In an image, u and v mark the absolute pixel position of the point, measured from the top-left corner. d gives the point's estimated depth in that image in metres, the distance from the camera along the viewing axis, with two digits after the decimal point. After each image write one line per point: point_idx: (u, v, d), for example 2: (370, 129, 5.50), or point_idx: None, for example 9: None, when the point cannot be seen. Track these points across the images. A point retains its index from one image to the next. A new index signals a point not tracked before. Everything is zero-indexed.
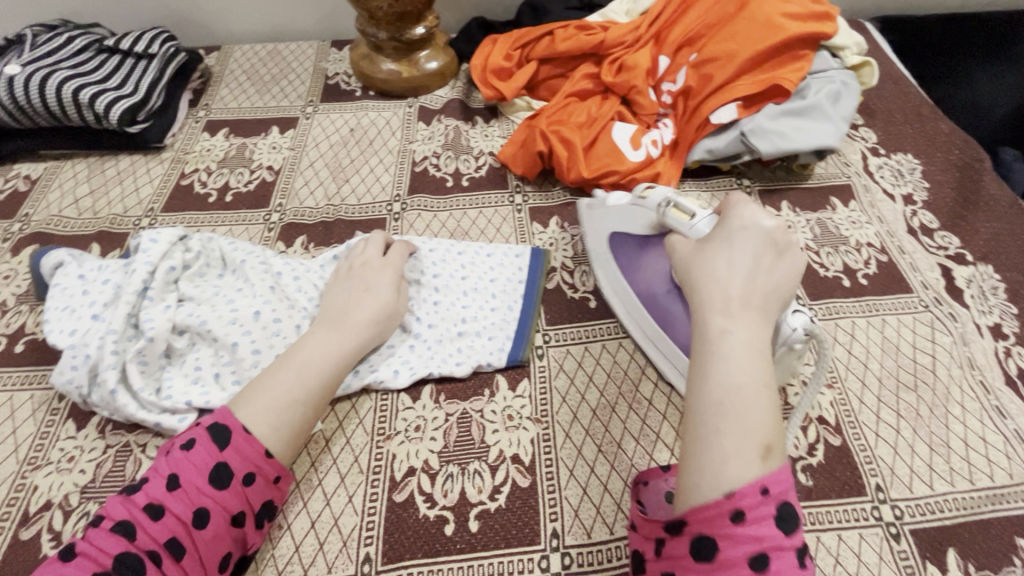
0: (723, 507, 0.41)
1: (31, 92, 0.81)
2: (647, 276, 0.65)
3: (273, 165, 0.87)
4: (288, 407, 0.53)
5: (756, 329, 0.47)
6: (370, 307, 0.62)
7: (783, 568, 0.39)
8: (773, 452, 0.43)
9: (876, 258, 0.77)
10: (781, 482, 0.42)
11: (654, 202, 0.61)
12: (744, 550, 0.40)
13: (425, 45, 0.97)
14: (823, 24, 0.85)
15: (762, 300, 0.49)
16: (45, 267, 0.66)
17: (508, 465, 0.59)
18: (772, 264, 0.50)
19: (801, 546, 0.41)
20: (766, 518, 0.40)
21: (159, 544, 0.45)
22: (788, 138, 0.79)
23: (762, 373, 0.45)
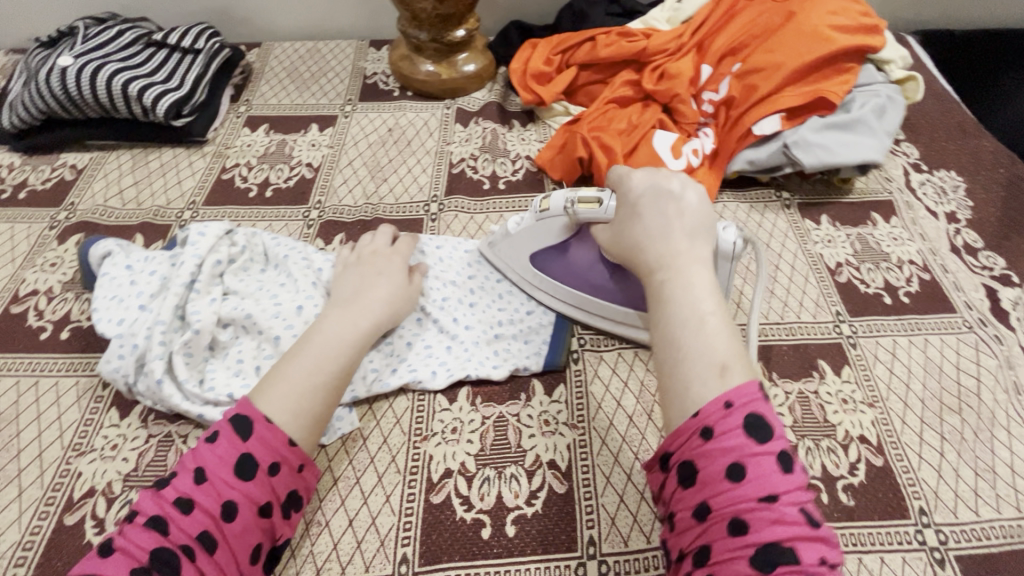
0: (690, 429, 0.44)
1: (83, 84, 0.83)
2: (584, 274, 0.67)
3: (312, 162, 0.88)
4: (310, 392, 0.52)
5: (688, 266, 0.52)
6: (382, 288, 0.63)
7: (763, 474, 0.41)
8: (730, 369, 0.45)
9: (919, 276, 0.76)
10: (744, 391, 0.44)
11: (559, 208, 0.65)
12: (720, 464, 0.42)
13: (464, 48, 0.98)
14: (870, 37, 0.84)
15: (687, 240, 0.54)
16: (93, 257, 0.67)
17: (545, 470, 0.58)
18: (680, 208, 0.56)
19: (783, 451, 0.42)
20: (733, 428, 0.42)
21: (191, 538, 0.45)
22: (832, 152, 0.78)
23: (703, 302, 0.49)
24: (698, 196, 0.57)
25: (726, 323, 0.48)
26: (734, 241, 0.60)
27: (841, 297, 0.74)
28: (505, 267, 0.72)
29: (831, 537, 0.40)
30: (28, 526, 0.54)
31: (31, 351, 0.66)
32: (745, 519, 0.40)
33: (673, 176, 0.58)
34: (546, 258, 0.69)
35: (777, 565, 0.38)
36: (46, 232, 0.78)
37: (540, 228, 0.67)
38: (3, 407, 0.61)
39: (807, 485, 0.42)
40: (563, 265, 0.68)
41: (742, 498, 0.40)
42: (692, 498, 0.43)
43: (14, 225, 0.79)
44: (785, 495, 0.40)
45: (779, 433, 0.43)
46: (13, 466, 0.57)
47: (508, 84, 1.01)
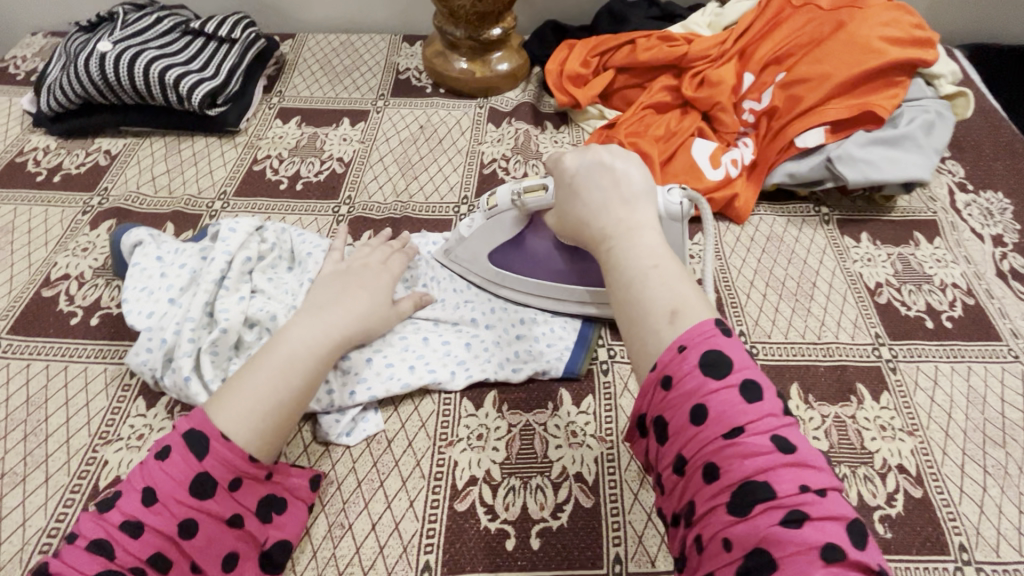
0: (653, 381, 0.42)
1: (120, 70, 0.83)
2: (543, 264, 0.67)
3: (343, 157, 0.87)
4: (269, 408, 0.49)
5: (629, 228, 0.52)
6: (364, 302, 0.59)
7: (725, 409, 0.39)
8: (681, 312, 0.45)
9: (962, 300, 0.73)
10: (697, 331, 0.42)
11: (507, 202, 0.64)
12: (683, 411, 0.40)
13: (499, 46, 0.97)
14: (923, 51, 0.81)
15: (625, 207, 0.54)
16: (124, 245, 0.67)
17: (571, 483, 0.57)
18: (617, 176, 0.56)
19: (747, 381, 0.40)
20: (691, 370, 0.41)
21: (142, 560, 0.44)
22: (878, 168, 0.76)
23: (648, 257, 0.49)
24: (630, 162, 0.57)
25: (678, 271, 0.49)
26: (682, 201, 0.58)
27: (881, 319, 0.71)
28: (466, 271, 0.71)
29: (812, 461, 0.38)
30: (53, 512, 0.54)
31: (60, 335, 0.66)
32: (715, 462, 0.38)
33: (600, 149, 0.58)
34: (502, 254, 0.68)
35: (756, 504, 0.36)
36: (79, 216, 0.78)
37: (492, 224, 0.66)
38: (33, 390, 0.61)
39: (782, 411, 0.40)
40: (523, 257, 0.67)
41: (709, 440, 0.38)
42: (669, 454, 0.41)
43: (48, 208, 0.79)
44: (751, 425, 0.38)
45: (742, 364, 0.41)
46: (40, 452, 0.57)
47: (541, 84, 0.99)
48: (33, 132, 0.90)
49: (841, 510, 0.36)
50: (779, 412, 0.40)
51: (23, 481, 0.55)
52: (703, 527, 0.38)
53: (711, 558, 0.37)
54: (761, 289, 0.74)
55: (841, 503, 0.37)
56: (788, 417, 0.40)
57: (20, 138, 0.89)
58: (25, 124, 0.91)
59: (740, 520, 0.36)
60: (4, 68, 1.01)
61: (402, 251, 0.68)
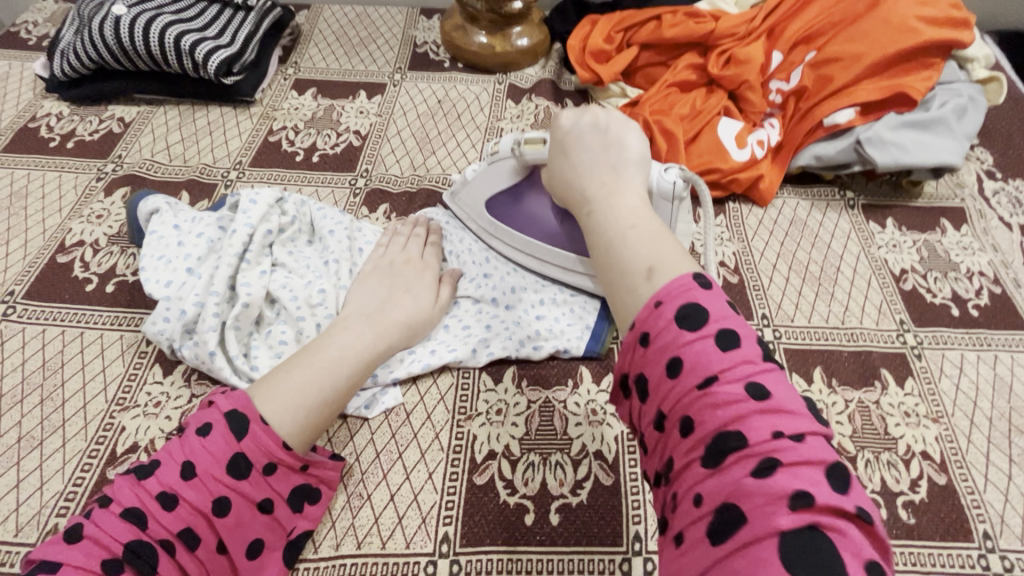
0: (631, 341, 0.38)
1: (136, 34, 0.81)
2: (537, 223, 0.66)
3: (360, 130, 0.86)
4: (319, 406, 0.50)
5: (611, 192, 0.49)
6: (413, 309, 0.60)
7: (700, 359, 0.34)
8: (656, 270, 0.40)
9: (989, 289, 0.71)
10: (674, 286, 0.38)
11: (507, 150, 0.63)
12: (658, 364, 0.36)
13: (520, 20, 0.94)
14: (960, 32, 0.79)
15: (612, 171, 0.51)
16: (141, 212, 0.66)
17: (591, 461, 0.56)
18: (609, 139, 0.53)
19: (723, 329, 0.35)
20: (666, 323, 0.36)
21: (173, 534, 0.44)
22: (907, 151, 0.74)
23: (627, 217, 0.46)
24: (625, 124, 0.54)
25: (657, 229, 0.45)
26: (677, 180, 0.55)
27: (905, 305, 0.70)
28: (466, 218, 0.72)
29: (788, 407, 0.33)
30: (71, 477, 0.53)
31: (76, 301, 0.65)
32: (689, 415, 0.34)
33: (597, 111, 0.56)
34: (499, 205, 0.68)
35: (726, 455, 0.32)
36: (94, 183, 0.77)
37: (491, 173, 0.66)
38: (48, 355, 0.61)
39: (762, 357, 0.35)
40: (518, 212, 0.67)
41: (682, 393, 0.34)
42: (649, 410, 0.37)
43: (61, 173, 0.78)
44: (725, 373, 0.33)
45: (721, 314, 0.36)
46: (57, 417, 0.57)
47: (562, 61, 0.97)
48: (45, 98, 0.89)
49: (820, 454, 0.31)
50: (759, 358, 0.35)
51: (41, 445, 0.55)
52: (678, 485, 0.34)
53: (684, 516, 0.33)
54: (785, 272, 0.73)
55: (823, 447, 0.32)
56: (769, 362, 0.35)
57: (33, 103, 0.88)
58: (38, 89, 0.90)
59: (712, 473, 0.32)
60: (16, 33, 0.99)
61: (420, 236, 0.67)
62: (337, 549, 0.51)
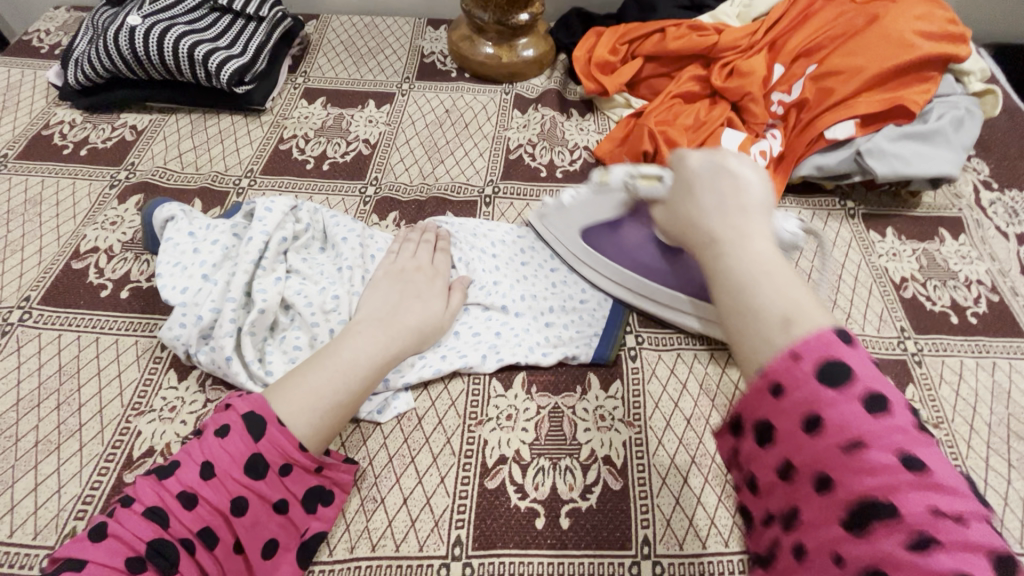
0: (760, 389, 0.34)
1: (149, 44, 0.83)
2: (632, 253, 0.66)
3: (369, 138, 0.87)
4: (331, 410, 0.51)
5: (745, 234, 0.41)
6: (425, 314, 0.61)
7: (847, 421, 0.30)
8: (794, 322, 0.34)
9: (987, 297, 0.73)
10: (816, 339, 0.32)
11: (619, 182, 0.62)
12: (792, 419, 0.32)
13: (526, 32, 0.96)
14: (956, 46, 0.81)
15: (743, 213, 0.43)
16: (156, 219, 0.67)
17: (600, 465, 0.57)
18: (738, 181, 0.46)
19: (875, 392, 0.31)
20: (804, 376, 0.32)
21: (192, 533, 0.45)
22: (907, 162, 0.76)
23: (764, 263, 0.38)
24: (751, 168, 0.47)
25: (799, 283, 0.37)
26: (794, 231, 0.55)
27: (906, 313, 0.71)
28: (556, 241, 0.72)
29: (949, 486, 0.28)
30: (88, 480, 0.54)
31: (91, 307, 0.66)
32: (829, 474, 0.30)
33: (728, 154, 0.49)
34: (595, 233, 0.68)
35: (872, 522, 0.28)
36: (107, 190, 0.78)
37: (598, 199, 0.66)
38: (64, 360, 0.62)
39: (918, 426, 0.30)
40: (615, 241, 0.67)
41: (820, 454, 0.31)
42: (772, 456, 0.34)
43: (75, 180, 0.79)
44: (875, 439, 0.29)
45: (871, 374, 0.31)
46: (74, 421, 0.58)
47: (567, 71, 0.99)
48: (58, 105, 0.90)
49: (989, 542, 0.27)
50: (914, 427, 0.30)
51: (58, 449, 0.56)
52: (808, 538, 0.31)
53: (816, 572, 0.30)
54: None
55: (990, 534, 0.27)
56: (926, 433, 0.30)
57: (46, 111, 0.89)
58: (51, 97, 0.91)
59: (855, 538, 0.29)
60: (28, 41, 1.01)
61: (428, 241, 0.69)
62: (351, 552, 0.52)
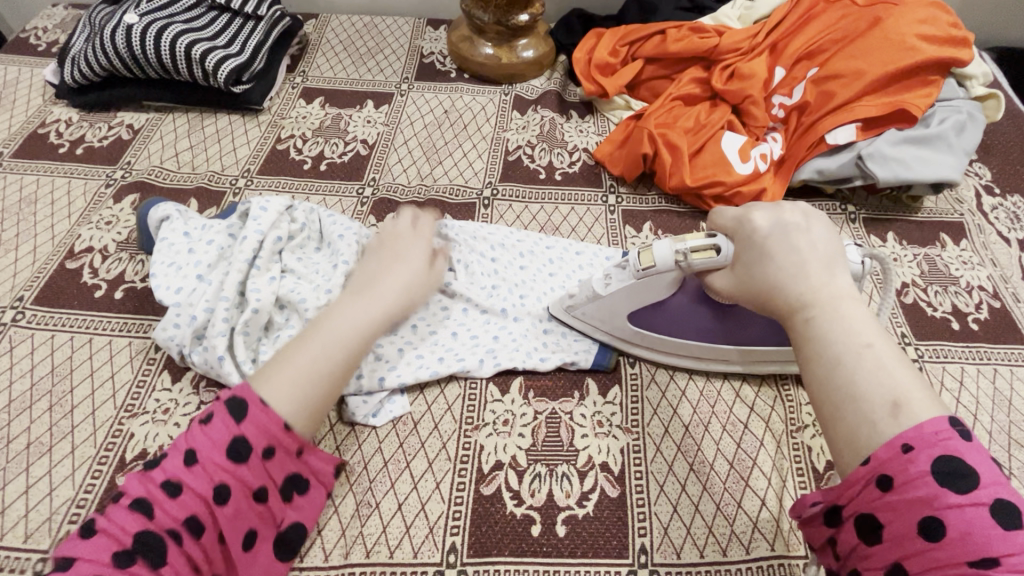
0: (865, 477, 0.37)
1: (147, 43, 0.82)
2: (687, 324, 0.60)
3: (367, 139, 0.87)
4: (313, 381, 0.49)
5: (835, 298, 0.45)
6: (406, 269, 0.58)
7: (970, 530, 0.33)
8: (902, 405, 0.38)
9: (989, 303, 0.72)
10: (930, 431, 0.36)
11: (668, 262, 0.55)
12: (909, 519, 0.35)
13: (526, 33, 0.95)
14: (959, 50, 0.80)
15: (826, 272, 0.47)
16: (151, 219, 0.66)
17: (597, 472, 0.57)
18: (811, 238, 0.50)
19: (996, 499, 0.34)
20: (920, 476, 0.35)
21: (178, 522, 0.43)
22: (908, 167, 0.75)
23: (860, 334, 0.42)
24: (813, 222, 0.51)
25: (895, 352, 0.41)
26: (862, 261, 0.55)
27: (907, 319, 0.71)
28: (595, 327, 0.64)
29: None
30: (81, 483, 0.53)
31: (85, 308, 0.66)
32: None
33: (792, 208, 0.52)
34: (643, 316, 0.61)
35: None
36: (103, 189, 0.78)
37: (643, 285, 0.58)
38: (57, 361, 0.61)
39: None
40: (666, 318, 0.61)
41: (944, 561, 0.33)
42: (879, 554, 0.36)
43: (70, 179, 0.79)
44: (1008, 557, 0.32)
45: (989, 480, 0.35)
46: (66, 423, 0.57)
47: (567, 73, 0.98)
48: (55, 103, 0.89)
49: None
50: None
51: (50, 451, 0.55)
52: None
53: None
54: None
55: None
56: None
57: (42, 109, 0.88)
58: (47, 95, 0.91)
59: None
60: (26, 39, 1.00)
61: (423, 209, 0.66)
62: (346, 558, 0.51)
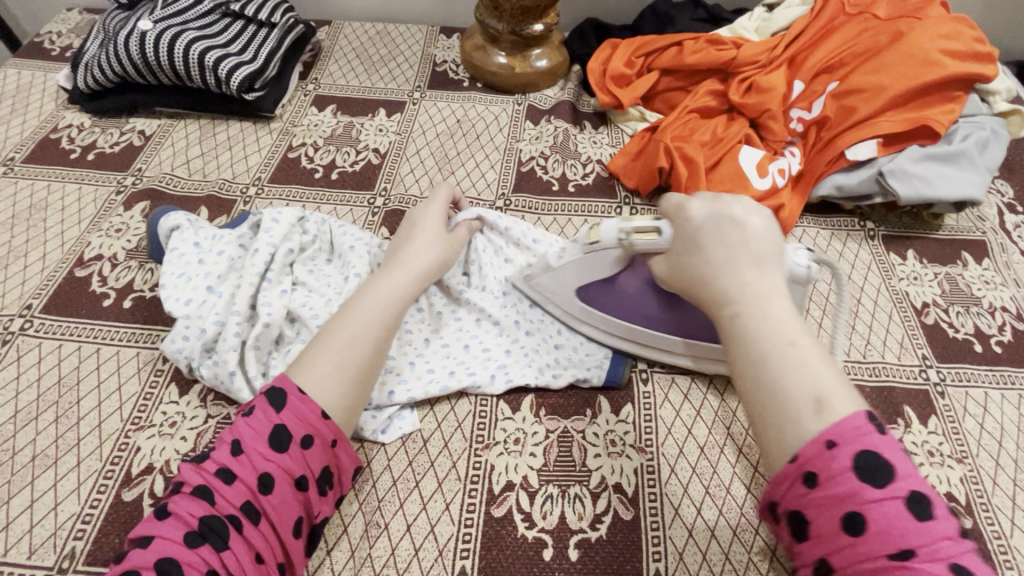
0: (792, 474, 0.38)
1: (160, 50, 0.82)
2: (635, 308, 0.61)
3: (379, 148, 0.86)
4: (348, 343, 0.51)
5: (760, 294, 0.45)
6: (424, 258, 0.60)
7: (889, 526, 0.34)
8: (825, 402, 0.39)
9: (1012, 325, 0.70)
10: (849, 426, 0.37)
11: (612, 239, 0.57)
12: (833, 516, 0.36)
13: (541, 43, 0.95)
14: (983, 66, 0.79)
15: (755, 268, 0.47)
16: (161, 228, 0.66)
17: (610, 494, 0.55)
18: (745, 232, 0.49)
19: (912, 491, 0.35)
20: (842, 471, 0.36)
21: (236, 508, 0.43)
22: (931, 185, 0.74)
23: (781, 332, 0.43)
24: (754, 212, 0.50)
25: (818, 350, 0.42)
26: (808, 265, 0.52)
27: (927, 340, 0.69)
28: (548, 301, 0.66)
29: None
30: (86, 498, 0.52)
31: (93, 317, 0.65)
32: None
33: (733, 200, 0.51)
34: (591, 293, 0.62)
35: None
36: (113, 196, 0.77)
37: (590, 260, 0.60)
38: (65, 371, 0.61)
39: (958, 534, 0.34)
40: (615, 300, 0.62)
41: (867, 556, 0.34)
42: (809, 552, 0.37)
43: (80, 186, 0.79)
44: (924, 549, 0.33)
45: (906, 472, 0.36)
46: (72, 435, 0.56)
47: (581, 83, 0.97)
48: (67, 108, 0.89)
49: None
50: (955, 535, 0.34)
51: (55, 464, 0.55)
52: None
53: None
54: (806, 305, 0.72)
55: None
56: (965, 540, 0.35)
57: (54, 114, 0.88)
58: (60, 100, 0.91)
59: None
60: (40, 43, 1.00)
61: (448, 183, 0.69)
62: None
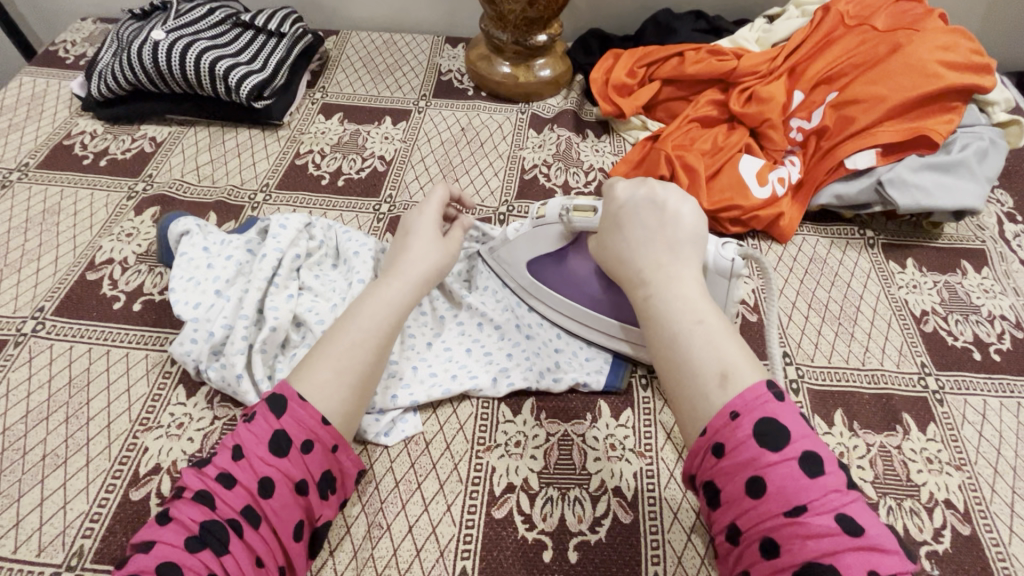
0: (702, 447, 0.41)
1: (172, 59, 0.84)
2: (579, 286, 0.64)
3: (385, 155, 0.87)
4: (349, 351, 0.52)
5: (670, 275, 0.49)
6: (423, 265, 0.60)
7: (784, 485, 0.36)
8: (730, 375, 0.42)
9: (1011, 333, 0.71)
10: (751, 396, 0.40)
11: (555, 215, 0.61)
12: (738, 482, 0.38)
13: (544, 53, 0.96)
14: (981, 77, 0.80)
15: (668, 251, 0.51)
16: (172, 233, 0.67)
17: (610, 497, 0.56)
18: (663, 217, 0.53)
19: (806, 451, 0.38)
20: (744, 439, 0.39)
21: (237, 513, 0.44)
22: (929, 194, 0.75)
23: (690, 311, 0.46)
24: (682, 202, 0.54)
25: (722, 326, 0.46)
26: (733, 258, 0.54)
27: (926, 348, 0.69)
28: (505, 274, 0.69)
29: (882, 545, 0.35)
30: (95, 497, 0.53)
31: (104, 320, 0.66)
32: (776, 539, 0.36)
33: (659, 185, 0.55)
34: (541, 266, 0.66)
35: None
36: (124, 202, 0.79)
37: (537, 235, 0.63)
38: (75, 372, 0.62)
39: (846, 486, 0.37)
40: (561, 274, 0.65)
41: (768, 516, 0.36)
42: (721, 518, 0.39)
43: (93, 191, 0.80)
44: (815, 504, 0.36)
45: (801, 433, 0.39)
46: (81, 435, 0.57)
47: (584, 92, 0.99)
48: (80, 116, 0.91)
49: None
50: (843, 487, 0.37)
51: (64, 463, 0.56)
52: None
53: None
54: (805, 311, 0.73)
55: None
56: (852, 492, 0.37)
57: (68, 121, 0.90)
58: (74, 107, 0.93)
59: None
60: (55, 52, 1.03)
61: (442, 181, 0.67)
62: None
